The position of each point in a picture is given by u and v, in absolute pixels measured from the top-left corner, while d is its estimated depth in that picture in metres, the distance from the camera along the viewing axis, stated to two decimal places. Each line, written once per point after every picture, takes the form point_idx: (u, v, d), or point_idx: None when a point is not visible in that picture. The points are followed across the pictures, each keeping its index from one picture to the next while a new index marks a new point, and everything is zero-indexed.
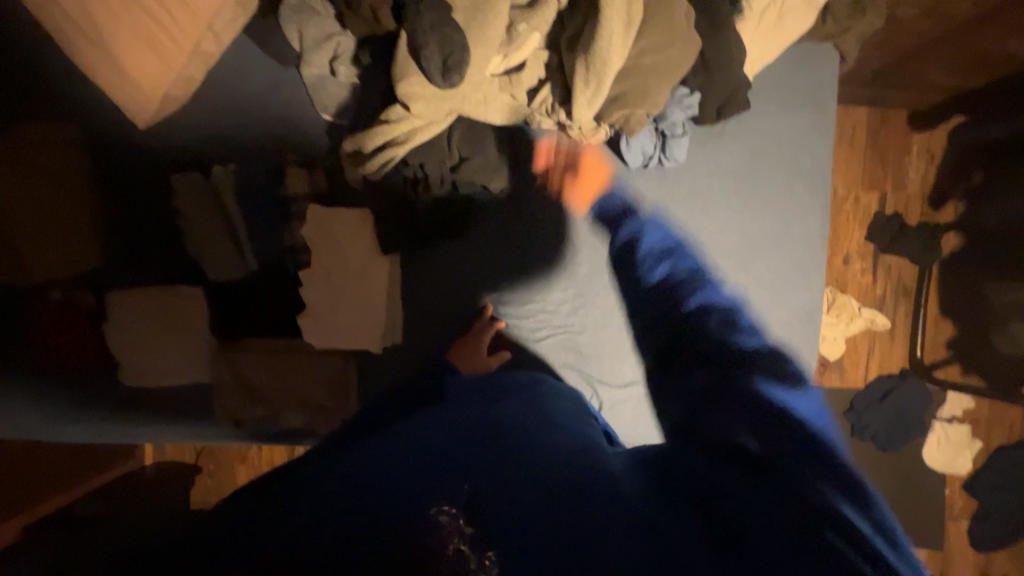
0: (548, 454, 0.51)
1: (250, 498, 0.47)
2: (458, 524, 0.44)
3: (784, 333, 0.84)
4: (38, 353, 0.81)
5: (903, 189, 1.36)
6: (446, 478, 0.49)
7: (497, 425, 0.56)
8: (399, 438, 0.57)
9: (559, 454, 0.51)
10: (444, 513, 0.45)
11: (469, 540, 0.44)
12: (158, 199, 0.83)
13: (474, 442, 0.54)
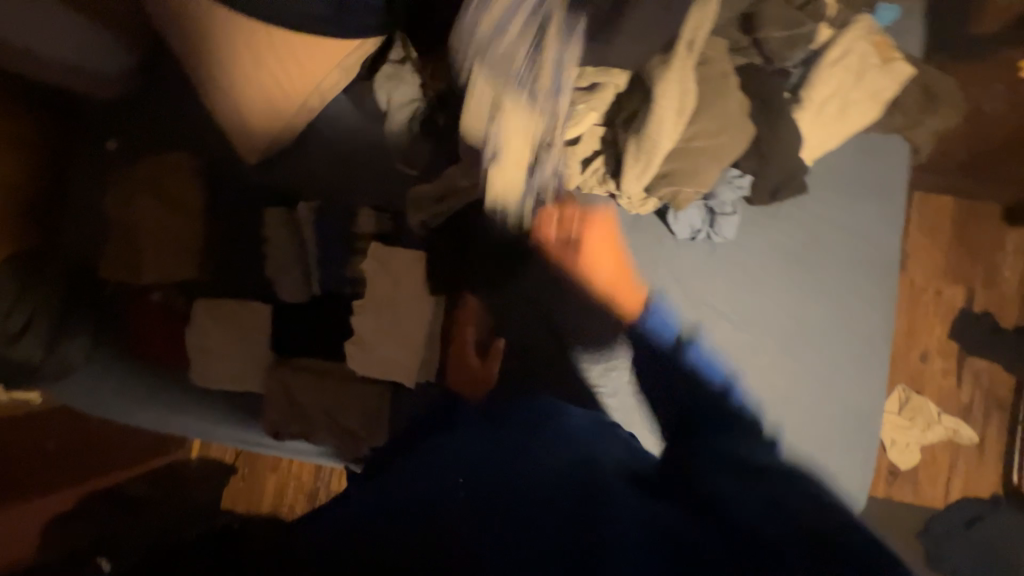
0: (555, 497, 0.54)
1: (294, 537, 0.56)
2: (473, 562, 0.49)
3: (834, 430, 0.77)
4: (139, 344, 0.95)
5: (995, 288, 1.40)
6: (456, 520, 0.54)
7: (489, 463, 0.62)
8: (408, 479, 0.62)
9: (560, 495, 0.54)
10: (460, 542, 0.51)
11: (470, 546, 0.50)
12: (251, 225, 0.96)
13: (477, 483, 0.58)
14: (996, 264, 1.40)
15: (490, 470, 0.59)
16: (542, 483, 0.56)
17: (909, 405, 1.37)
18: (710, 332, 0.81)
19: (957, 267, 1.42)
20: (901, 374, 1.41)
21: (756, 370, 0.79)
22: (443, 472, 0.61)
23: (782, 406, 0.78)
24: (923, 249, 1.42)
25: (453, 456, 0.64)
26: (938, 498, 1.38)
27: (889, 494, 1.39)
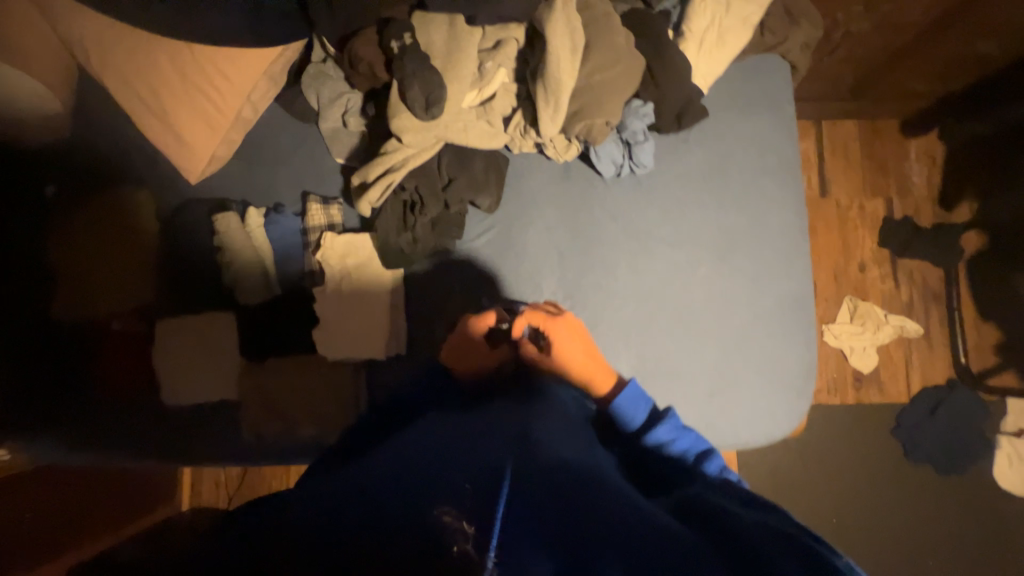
0: (563, 476, 0.51)
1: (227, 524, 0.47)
2: (466, 533, 0.42)
3: (775, 321, 0.85)
4: (107, 377, 0.95)
5: (910, 194, 1.54)
6: (452, 491, 0.48)
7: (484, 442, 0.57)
8: (387, 462, 0.56)
9: (567, 477, 0.51)
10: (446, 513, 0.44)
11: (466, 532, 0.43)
12: (200, 239, 0.97)
13: (476, 456, 0.54)
14: (906, 172, 1.54)
15: (491, 448, 0.56)
16: (550, 462, 0.53)
17: (857, 313, 1.49)
18: (651, 257, 0.88)
19: (873, 182, 1.55)
20: (846, 287, 1.52)
21: (697, 282, 0.86)
22: (437, 450, 0.57)
23: (726, 310, 0.85)
24: (840, 171, 1.55)
25: (449, 437, 0.60)
26: (901, 394, 1.47)
27: (860, 399, 1.48)
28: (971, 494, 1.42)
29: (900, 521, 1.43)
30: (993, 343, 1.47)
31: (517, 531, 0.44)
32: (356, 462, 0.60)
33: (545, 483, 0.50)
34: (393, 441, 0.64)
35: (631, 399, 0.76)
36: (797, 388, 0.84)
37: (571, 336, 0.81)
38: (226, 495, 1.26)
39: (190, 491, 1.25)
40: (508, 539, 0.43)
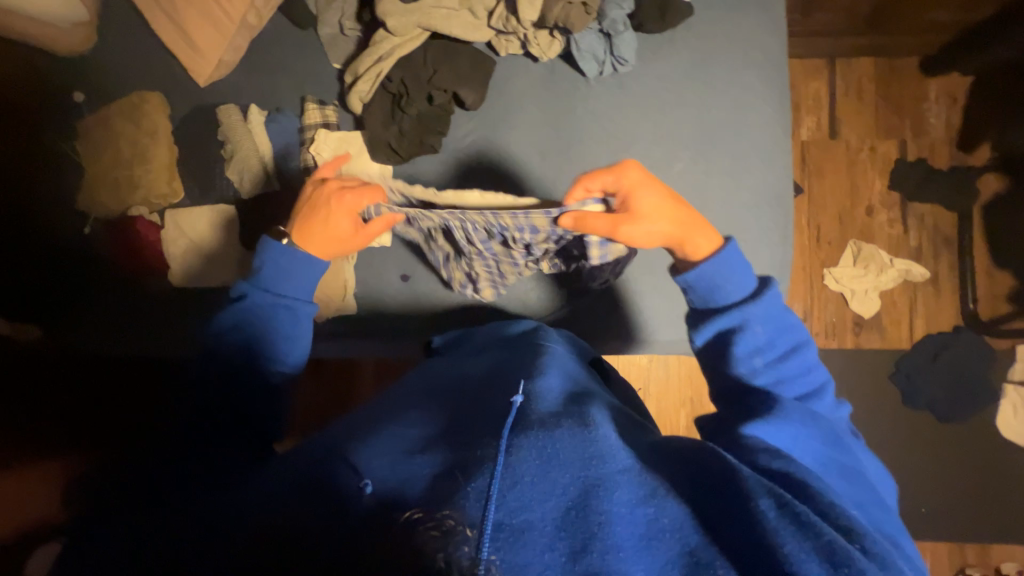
0: (564, 452, 0.49)
1: (203, 514, 0.51)
2: (466, 532, 0.41)
3: (751, 215, 0.86)
4: (124, 261, 1.05)
5: (926, 135, 1.48)
6: (444, 489, 0.45)
7: (476, 419, 0.56)
8: (372, 442, 0.54)
9: (571, 454, 0.49)
10: (444, 518, 0.41)
11: (452, 517, 0.42)
12: (209, 138, 1.04)
13: (469, 441, 0.52)
14: (923, 113, 1.48)
15: (483, 427, 0.53)
16: (551, 439, 0.50)
17: (861, 255, 1.45)
18: (630, 155, 0.90)
19: (887, 123, 1.50)
20: (853, 230, 1.48)
21: (674, 178, 0.88)
22: (433, 430, 0.56)
23: (701, 204, 0.86)
24: (851, 112, 1.50)
25: (446, 415, 0.59)
26: (904, 339, 1.43)
27: (859, 344, 1.46)
28: (972, 444, 1.39)
29: (896, 470, 1.40)
30: (1006, 290, 1.41)
31: (521, 521, 0.43)
32: (347, 431, 0.58)
33: (546, 465, 0.47)
34: (388, 411, 0.63)
35: (723, 268, 0.71)
36: (771, 281, 0.85)
37: (648, 186, 0.75)
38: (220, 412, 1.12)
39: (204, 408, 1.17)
40: (509, 528, 0.42)
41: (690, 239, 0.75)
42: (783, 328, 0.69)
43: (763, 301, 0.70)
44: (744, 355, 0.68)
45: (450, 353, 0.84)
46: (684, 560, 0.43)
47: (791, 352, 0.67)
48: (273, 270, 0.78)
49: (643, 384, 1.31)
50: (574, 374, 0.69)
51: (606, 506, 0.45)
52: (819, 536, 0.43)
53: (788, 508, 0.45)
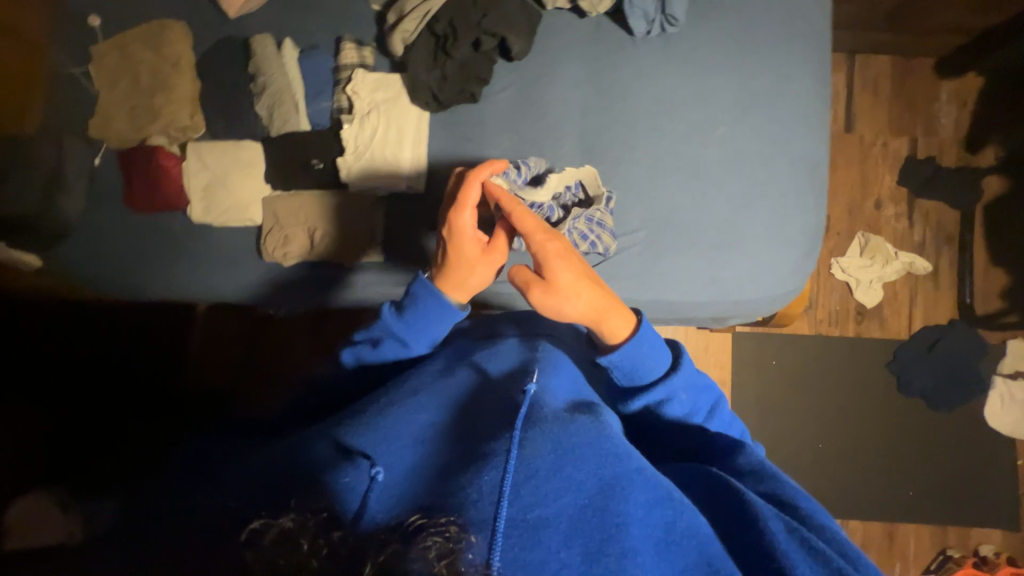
0: (579, 449, 0.54)
1: (167, 500, 0.52)
2: (468, 537, 0.44)
3: (789, 181, 0.87)
4: (133, 194, 0.99)
5: (935, 135, 1.52)
6: (455, 493, 0.49)
7: (486, 426, 0.60)
8: (384, 442, 0.59)
9: (587, 451, 0.55)
10: (445, 522, 0.44)
11: (456, 525, 0.44)
12: (235, 73, 0.99)
13: (482, 440, 0.57)
14: (934, 112, 1.53)
15: (496, 428, 0.58)
16: (567, 433, 0.56)
17: (868, 247, 1.49)
18: (673, 116, 0.89)
19: (900, 120, 1.54)
20: (861, 222, 1.52)
21: (715, 141, 0.88)
22: (444, 437, 0.60)
23: (741, 167, 0.87)
24: (867, 107, 1.54)
25: (456, 414, 0.64)
26: (902, 330, 1.48)
27: (860, 333, 1.50)
28: (959, 432, 1.45)
29: (887, 454, 1.46)
30: (1000, 287, 1.47)
31: (533, 519, 0.48)
32: (362, 416, 0.63)
33: (561, 459, 0.53)
34: (400, 395, 0.67)
35: (645, 348, 0.71)
36: (804, 247, 0.87)
37: (563, 261, 0.70)
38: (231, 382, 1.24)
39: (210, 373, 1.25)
40: (524, 525, 0.47)
41: (602, 321, 0.71)
42: (704, 388, 0.76)
43: (684, 372, 0.73)
44: (678, 420, 0.73)
45: (462, 339, 0.86)
46: (702, 568, 0.51)
47: (711, 413, 0.75)
48: (415, 307, 0.76)
49: None
50: (579, 386, 0.75)
51: (623, 508, 0.50)
52: (825, 560, 0.52)
53: (798, 534, 0.54)
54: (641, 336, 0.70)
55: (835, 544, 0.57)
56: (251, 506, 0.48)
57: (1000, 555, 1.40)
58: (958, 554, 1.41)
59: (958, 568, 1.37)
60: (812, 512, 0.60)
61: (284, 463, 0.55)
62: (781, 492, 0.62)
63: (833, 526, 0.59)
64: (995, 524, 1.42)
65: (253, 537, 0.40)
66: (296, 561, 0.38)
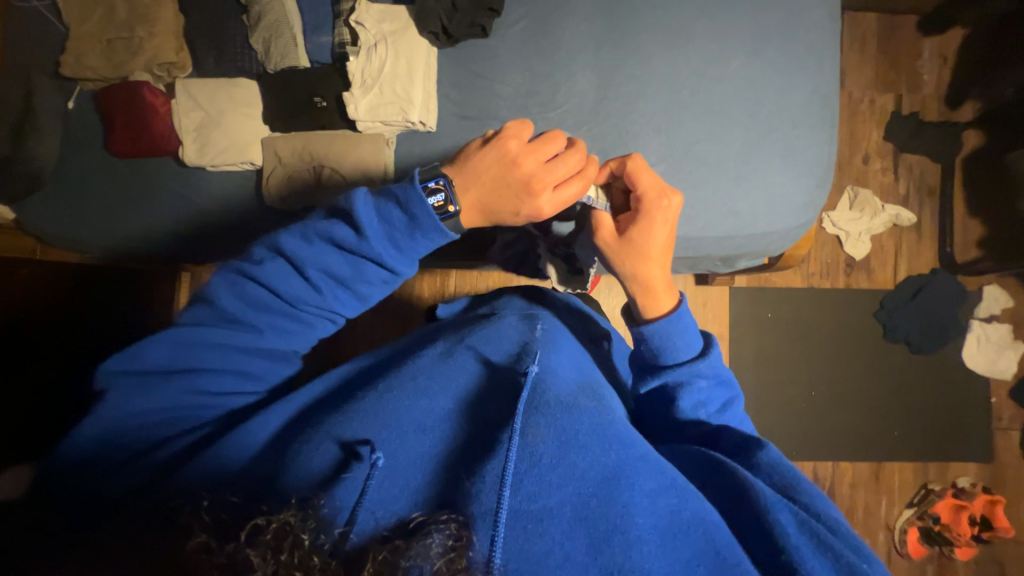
0: (581, 436, 0.53)
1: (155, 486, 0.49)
2: (474, 537, 0.42)
3: (801, 113, 0.89)
4: (110, 135, 0.90)
5: (919, 91, 1.58)
6: (462, 492, 0.48)
7: (492, 413, 0.58)
8: (380, 423, 0.54)
9: (589, 438, 0.54)
10: (448, 520, 0.42)
11: (461, 522, 0.43)
12: (224, 6, 0.92)
13: (486, 434, 0.55)
14: (917, 69, 1.58)
15: (503, 419, 0.56)
16: (569, 420, 0.55)
17: (857, 201, 1.54)
18: (688, 51, 0.89)
19: (886, 77, 1.58)
20: (850, 177, 1.56)
21: (730, 75, 0.88)
22: (451, 426, 0.56)
23: (756, 100, 0.88)
24: (855, 64, 1.57)
25: (463, 406, 0.59)
26: (888, 280, 1.55)
27: (849, 284, 1.56)
28: (938, 373, 1.54)
29: (874, 397, 1.53)
30: (977, 237, 1.55)
31: (537, 509, 0.47)
32: (353, 405, 0.57)
33: (563, 447, 0.52)
34: (398, 376, 0.60)
35: (679, 331, 0.68)
36: (817, 178, 0.90)
37: (670, 230, 0.71)
38: None
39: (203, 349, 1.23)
40: (528, 515, 0.47)
41: (651, 294, 0.70)
42: (723, 381, 0.69)
43: (709, 361, 0.68)
44: (688, 409, 0.67)
45: (454, 322, 0.80)
46: (709, 558, 0.47)
47: (725, 407, 0.69)
48: (411, 240, 0.61)
49: None
50: (581, 360, 0.71)
51: (627, 497, 0.49)
52: (835, 555, 0.48)
53: (808, 526, 0.50)
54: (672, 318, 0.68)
55: (833, 528, 0.52)
56: (256, 497, 0.46)
57: (976, 485, 1.50)
58: (938, 487, 1.50)
59: (940, 499, 1.46)
60: (822, 499, 0.56)
61: (279, 463, 0.51)
62: (791, 482, 0.56)
63: (845, 521, 0.54)
64: (970, 457, 1.52)
65: (248, 538, 0.36)
66: (296, 558, 0.34)
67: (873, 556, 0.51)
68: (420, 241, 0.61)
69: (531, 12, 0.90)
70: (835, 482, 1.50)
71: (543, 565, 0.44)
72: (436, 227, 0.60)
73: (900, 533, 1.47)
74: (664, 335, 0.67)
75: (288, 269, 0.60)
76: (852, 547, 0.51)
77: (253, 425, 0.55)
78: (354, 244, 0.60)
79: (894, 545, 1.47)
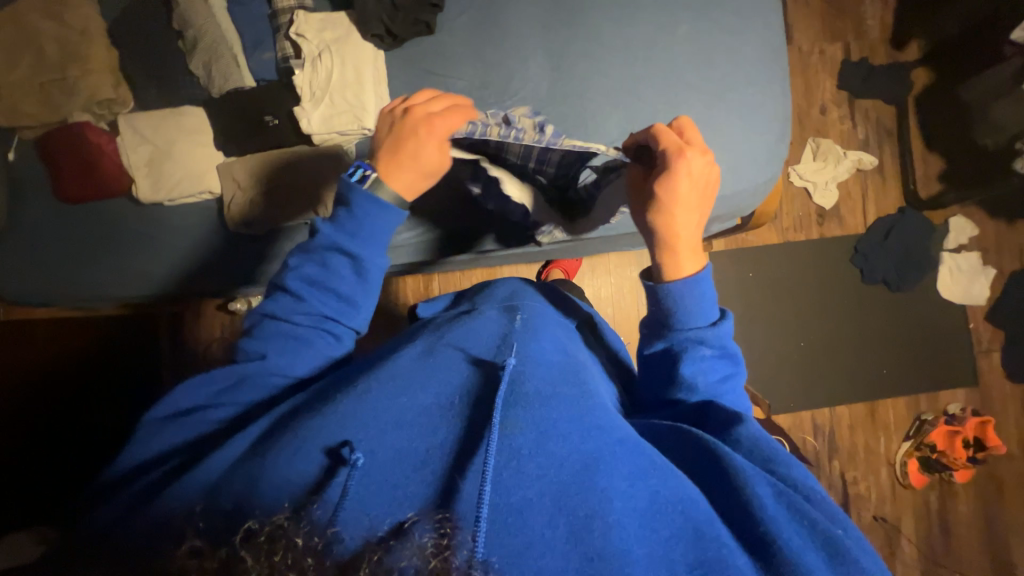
0: (560, 426, 0.54)
1: (146, 512, 0.49)
2: (459, 531, 0.41)
3: (753, 71, 0.90)
4: (59, 182, 0.87)
5: (865, 36, 1.61)
6: (445, 489, 0.47)
7: (476, 401, 0.57)
8: (363, 422, 0.53)
9: (568, 426, 0.54)
10: (432, 520, 0.42)
11: (446, 518, 0.42)
12: (158, 34, 0.89)
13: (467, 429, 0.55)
14: (861, 15, 1.61)
15: (485, 408, 0.55)
16: (549, 411, 0.55)
17: (820, 151, 1.57)
18: (635, 22, 0.89)
19: (832, 26, 1.61)
20: (810, 129, 1.59)
21: (679, 41, 0.89)
22: (439, 419, 0.55)
23: (707, 63, 0.89)
24: (801, 18, 1.60)
25: (453, 402, 0.57)
26: (859, 225, 1.59)
27: (823, 234, 1.59)
28: (917, 307, 1.59)
29: (861, 340, 1.57)
30: (938, 171, 1.60)
31: (518, 500, 0.46)
32: (333, 405, 0.55)
33: (543, 436, 0.52)
34: (378, 375, 0.59)
35: (697, 294, 0.66)
36: (776, 133, 0.91)
37: (703, 194, 0.69)
38: None
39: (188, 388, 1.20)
40: (511, 506, 0.46)
41: (674, 250, 0.68)
42: (727, 356, 0.68)
43: (717, 331, 0.66)
44: (689, 376, 0.65)
45: (432, 321, 0.78)
46: (687, 533, 0.48)
47: (726, 378, 0.68)
48: (353, 220, 0.70)
49: (638, 299, 1.44)
50: (563, 344, 0.72)
51: (606, 483, 0.49)
52: (816, 526, 0.50)
53: (785, 497, 0.52)
54: (686, 285, 0.66)
55: (805, 494, 0.54)
56: (242, 507, 0.44)
57: (966, 409, 1.55)
58: (931, 417, 1.55)
59: (934, 428, 1.51)
60: (798, 468, 0.57)
61: (258, 467, 0.50)
62: (772, 457, 0.57)
63: (822, 494, 0.55)
64: (957, 383, 1.58)
65: (242, 543, 0.37)
66: (290, 558, 0.36)
67: (849, 525, 0.52)
68: (366, 213, 0.70)
69: (474, 2, 0.89)
70: (834, 427, 1.54)
71: (524, 557, 0.43)
72: (375, 195, 0.70)
73: (901, 466, 1.52)
74: (678, 299, 0.66)
75: (286, 300, 0.69)
76: (828, 516, 0.52)
77: (234, 446, 0.55)
78: (310, 245, 0.71)
79: (896, 478, 1.52)
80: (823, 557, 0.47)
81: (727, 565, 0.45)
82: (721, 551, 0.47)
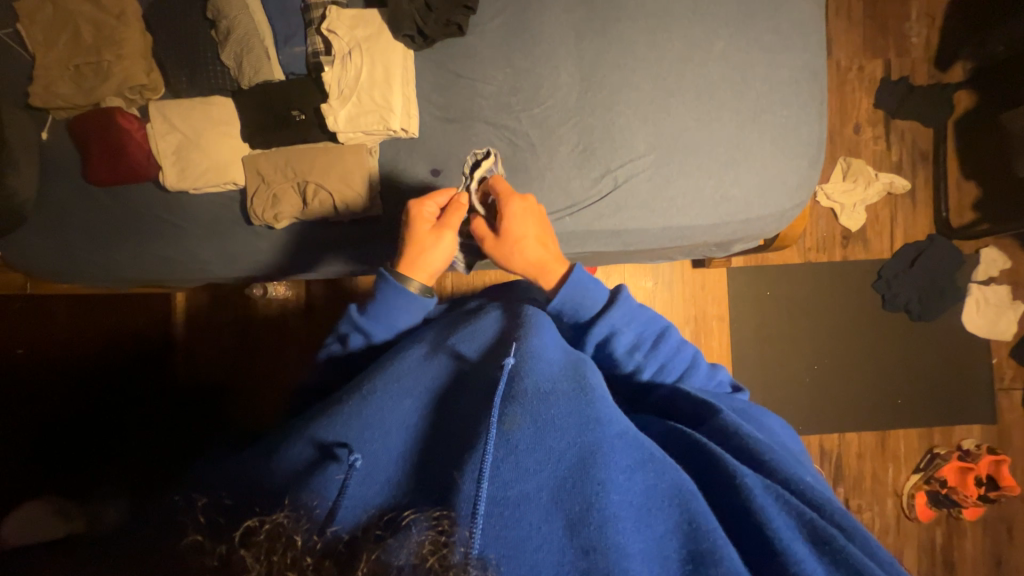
0: (558, 419, 0.50)
1: (146, 511, 0.50)
2: (456, 526, 0.40)
3: (792, 90, 0.87)
4: (87, 165, 0.89)
5: (908, 54, 1.55)
6: (443, 486, 0.46)
7: (471, 404, 0.55)
8: (369, 426, 0.53)
9: (567, 420, 0.50)
10: (427, 518, 0.41)
11: (438, 515, 0.41)
12: (192, 22, 0.90)
13: (467, 423, 0.53)
14: (905, 32, 1.55)
15: (483, 408, 0.53)
16: (548, 406, 0.51)
17: (850, 171, 1.53)
18: (671, 33, 0.87)
19: (874, 42, 1.55)
20: (841, 148, 1.55)
21: (716, 55, 0.86)
22: (430, 422, 0.55)
23: (744, 80, 0.86)
24: (842, 32, 1.54)
25: (440, 403, 0.57)
26: (885, 250, 1.54)
27: (847, 256, 1.55)
28: (938, 337, 1.55)
29: (876, 367, 1.54)
30: (973, 199, 1.54)
31: (516, 494, 0.45)
32: (338, 406, 0.55)
33: (540, 433, 0.49)
34: (381, 376, 0.59)
35: (577, 287, 0.71)
36: (810, 156, 0.88)
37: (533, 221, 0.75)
38: (225, 368, 1.25)
39: (208, 370, 1.25)
40: (507, 501, 0.44)
41: (541, 269, 0.74)
42: (644, 321, 0.71)
43: (622, 305, 0.70)
44: (625, 354, 0.70)
45: (440, 322, 0.78)
46: (683, 528, 0.46)
47: (655, 343, 0.70)
48: (376, 304, 0.73)
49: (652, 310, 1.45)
50: (565, 343, 0.67)
51: (603, 475, 0.46)
52: (801, 516, 0.46)
53: (773, 488, 0.48)
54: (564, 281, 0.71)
55: (796, 489, 0.50)
56: (251, 498, 0.45)
57: (982, 446, 1.51)
58: (944, 451, 1.51)
59: (946, 463, 1.47)
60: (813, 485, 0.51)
61: (263, 460, 0.50)
62: (760, 449, 0.54)
63: (829, 501, 0.49)
64: (974, 419, 1.54)
65: (240, 540, 0.37)
66: (289, 558, 0.34)
67: (862, 535, 0.46)
68: (400, 303, 0.72)
69: (508, 6, 0.88)
70: (842, 453, 1.51)
71: (521, 550, 0.42)
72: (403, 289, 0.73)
73: (908, 498, 1.48)
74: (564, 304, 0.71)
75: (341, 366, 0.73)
76: (838, 524, 0.47)
77: (236, 455, 0.55)
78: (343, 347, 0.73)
79: (902, 510, 1.49)
80: (810, 552, 0.44)
81: (720, 558, 0.43)
82: (716, 543, 0.44)
